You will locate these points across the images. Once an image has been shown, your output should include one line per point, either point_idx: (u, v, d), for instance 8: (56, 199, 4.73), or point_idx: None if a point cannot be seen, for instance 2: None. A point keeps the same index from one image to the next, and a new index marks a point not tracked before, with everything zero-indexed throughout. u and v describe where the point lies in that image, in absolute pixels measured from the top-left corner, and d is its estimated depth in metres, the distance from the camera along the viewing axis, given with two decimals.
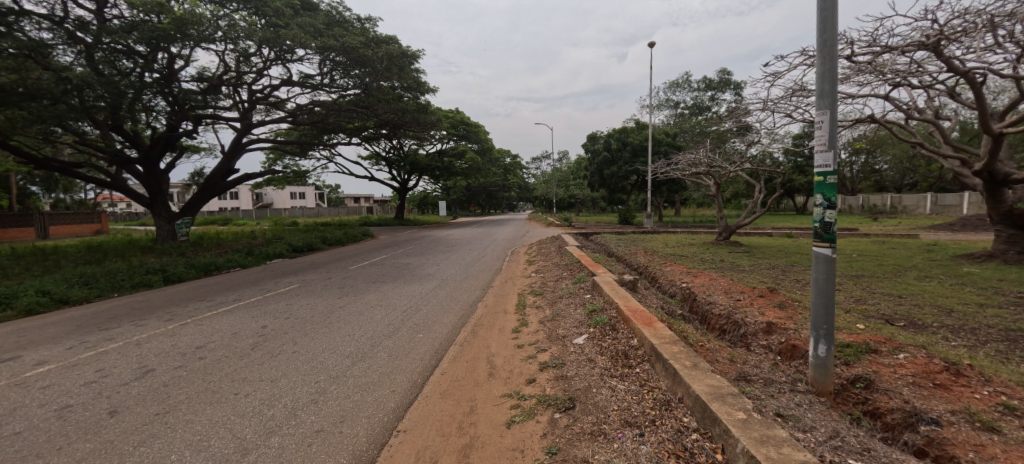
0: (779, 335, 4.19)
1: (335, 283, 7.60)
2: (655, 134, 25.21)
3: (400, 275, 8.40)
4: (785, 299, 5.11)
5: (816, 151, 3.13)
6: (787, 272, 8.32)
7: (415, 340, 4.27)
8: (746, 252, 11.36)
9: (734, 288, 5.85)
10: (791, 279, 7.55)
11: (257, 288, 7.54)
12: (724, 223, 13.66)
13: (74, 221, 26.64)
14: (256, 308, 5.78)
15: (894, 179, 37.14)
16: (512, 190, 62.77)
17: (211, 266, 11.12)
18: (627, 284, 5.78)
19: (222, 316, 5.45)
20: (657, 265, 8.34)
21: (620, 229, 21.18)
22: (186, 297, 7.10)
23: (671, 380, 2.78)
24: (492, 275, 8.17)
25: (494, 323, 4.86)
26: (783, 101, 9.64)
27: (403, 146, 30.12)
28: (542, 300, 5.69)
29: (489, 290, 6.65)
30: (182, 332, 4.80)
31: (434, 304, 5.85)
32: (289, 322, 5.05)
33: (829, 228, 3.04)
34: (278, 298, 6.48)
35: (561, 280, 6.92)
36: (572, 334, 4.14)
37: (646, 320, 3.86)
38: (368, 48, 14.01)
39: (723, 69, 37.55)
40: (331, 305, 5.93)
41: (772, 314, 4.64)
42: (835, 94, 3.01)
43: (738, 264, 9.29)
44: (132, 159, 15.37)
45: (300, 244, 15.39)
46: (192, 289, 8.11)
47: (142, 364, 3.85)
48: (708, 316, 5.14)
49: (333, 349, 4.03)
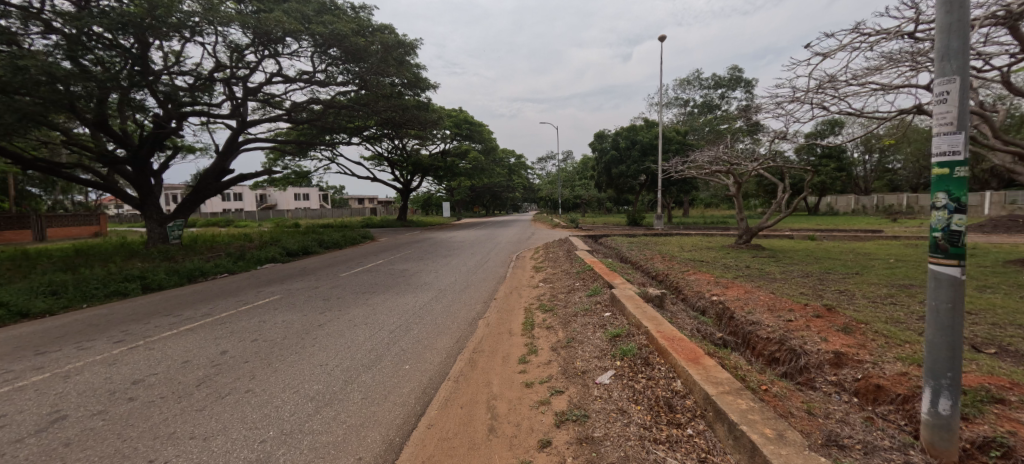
0: (854, 371, 3.37)
1: (321, 294, 6.81)
2: (665, 132, 24.35)
3: (394, 285, 7.58)
4: (848, 321, 4.22)
5: (936, 133, 2.27)
6: (825, 281, 7.44)
7: (398, 375, 3.45)
8: (772, 256, 10.47)
9: (777, 303, 5.01)
10: (832, 291, 6.65)
11: (235, 299, 6.77)
12: (745, 224, 12.71)
13: (71, 223, 25.75)
14: (222, 327, 5.01)
15: (908, 178, 36.20)
16: (518, 192, 62.18)
17: (196, 272, 10.39)
18: (653, 300, 4.94)
19: (180, 338, 4.67)
20: (679, 274, 7.48)
21: (629, 230, 20.34)
22: (156, 309, 6.34)
23: (748, 459, 1.96)
24: (496, 285, 7.33)
25: (497, 349, 4.03)
26: (811, 93, 8.85)
27: (406, 146, 29.44)
28: (554, 319, 4.85)
29: (492, 305, 5.82)
30: (123, 360, 4.01)
31: (429, 322, 5.04)
32: (254, 346, 4.27)
33: (957, 239, 2.18)
34: (253, 313, 5.71)
35: (574, 292, 6.06)
36: (594, 369, 3.30)
37: (691, 355, 3.02)
38: (363, 38, 13.21)
39: (733, 66, 36.70)
40: (309, 322, 5.14)
41: (838, 342, 3.77)
42: (968, 53, 2.16)
43: (766, 271, 8.42)
44: (121, 159, 14.69)
45: (296, 248, 14.64)
46: (167, 299, 7.36)
47: (56, 408, 3.06)
48: (752, 339, 4.32)
49: (294, 389, 3.22)
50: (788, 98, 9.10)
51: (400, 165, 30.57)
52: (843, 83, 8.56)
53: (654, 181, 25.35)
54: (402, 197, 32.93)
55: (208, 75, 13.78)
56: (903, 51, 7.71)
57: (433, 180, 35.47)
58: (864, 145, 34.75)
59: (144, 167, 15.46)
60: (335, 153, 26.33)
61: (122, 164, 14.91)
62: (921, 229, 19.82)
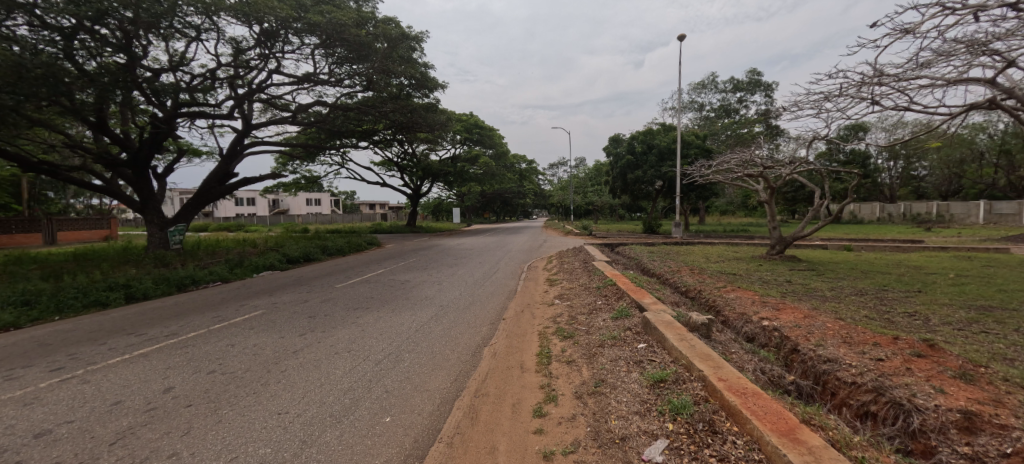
0: (998, 441, 2.40)
1: (307, 310, 6.04)
2: (684, 136, 23.41)
3: (392, 299, 6.77)
4: (967, 366, 3.21)
5: None
6: (889, 301, 6.37)
7: (373, 434, 2.60)
8: (812, 269, 9.41)
9: (853, 334, 4.04)
10: (901, 314, 5.59)
11: (212, 315, 6.01)
12: (778, 233, 11.60)
13: (82, 227, 25.77)
14: (182, 353, 4.25)
15: (936, 185, 34.64)
16: (529, 198, 61.47)
17: (186, 280, 9.76)
18: (699, 329, 3.98)
19: (128, 367, 3.91)
20: (716, 291, 6.51)
21: (647, 238, 19.29)
22: (123, 326, 5.61)
23: None
24: (504, 302, 6.44)
25: (505, 394, 3.16)
26: (860, 87, 7.87)
27: (415, 150, 28.88)
28: (575, 350, 3.97)
29: (500, 327, 4.96)
30: (42, 400, 3.23)
31: (424, 350, 4.20)
32: (208, 382, 3.48)
33: None
34: (225, 333, 4.94)
35: (597, 314, 5.15)
36: (636, 434, 2.40)
37: (781, 424, 2.11)
38: (364, 29, 12.44)
39: (752, 69, 35.55)
40: (284, 348, 4.35)
41: (963, 395, 2.81)
42: None
43: (811, 287, 7.39)
44: (121, 162, 14.20)
45: (296, 254, 14.00)
46: (142, 313, 6.65)
47: None
48: (833, 383, 3.37)
49: (230, 456, 2.38)
50: (830, 94, 8.14)
51: (409, 170, 30.00)
52: (892, 77, 7.61)
53: (672, 187, 24.24)
54: (412, 202, 32.39)
55: (211, 76, 13.35)
56: (964, 38, 6.72)
57: (443, 186, 34.90)
58: (889, 150, 33.37)
59: (143, 170, 14.94)
60: (344, 158, 25.91)
61: (122, 167, 14.41)
62: (964, 238, 18.45)
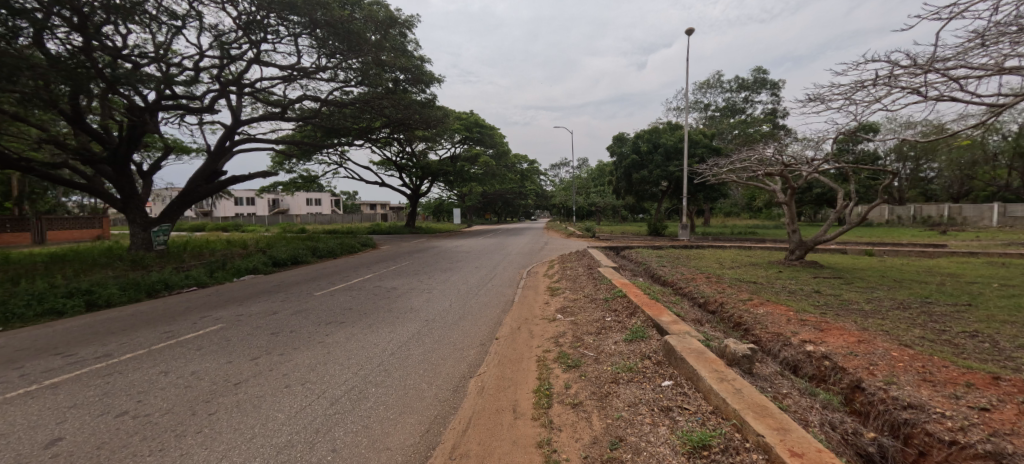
0: None
1: (273, 325, 5.26)
2: (691, 135, 22.63)
3: (372, 311, 5.96)
4: None
5: None
6: (938, 318, 5.54)
7: None
8: (839, 277, 8.61)
9: (932, 368, 3.23)
10: (961, 335, 4.76)
11: (163, 329, 5.23)
12: (798, 236, 10.77)
13: (73, 226, 25.06)
14: (101, 384, 3.46)
15: (945, 187, 33.83)
16: (530, 199, 60.51)
17: (158, 285, 9.00)
18: (740, 363, 3.16)
19: (24, 404, 3.14)
20: (740, 305, 5.68)
21: (652, 241, 18.48)
22: (56, 344, 4.84)
23: None
24: (499, 316, 5.61)
25: (489, 456, 2.36)
26: (897, 77, 7.03)
27: (414, 149, 28.16)
28: (583, 388, 3.15)
29: (492, 351, 4.16)
30: None
31: (396, 383, 3.40)
32: (108, 432, 2.69)
33: None
34: (164, 356, 4.15)
35: (607, 335, 4.35)
36: None
37: None
38: (346, 10, 11.62)
39: (758, 68, 34.73)
40: (227, 377, 3.57)
41: None
42: None
43: (845, 299, 6.56)
44: (100, 158, 13.43)
45: (284, 256, 13.22)
46: (89, 326, 5.87)
47: None
48: (922, 440, 2.54)
49: None
50: (863, 85, 7.30)
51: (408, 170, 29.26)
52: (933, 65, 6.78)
53: (677, 188, 23.43)
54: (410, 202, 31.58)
55: (194, 67, 12.62)
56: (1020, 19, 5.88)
57: (442, 186, 34.13)
58: (898, 152, 32.60)
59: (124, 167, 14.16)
60: (341, 156, 25.20)
61: (101, 163, 13.64)
62: (982, 243, 17.70)
